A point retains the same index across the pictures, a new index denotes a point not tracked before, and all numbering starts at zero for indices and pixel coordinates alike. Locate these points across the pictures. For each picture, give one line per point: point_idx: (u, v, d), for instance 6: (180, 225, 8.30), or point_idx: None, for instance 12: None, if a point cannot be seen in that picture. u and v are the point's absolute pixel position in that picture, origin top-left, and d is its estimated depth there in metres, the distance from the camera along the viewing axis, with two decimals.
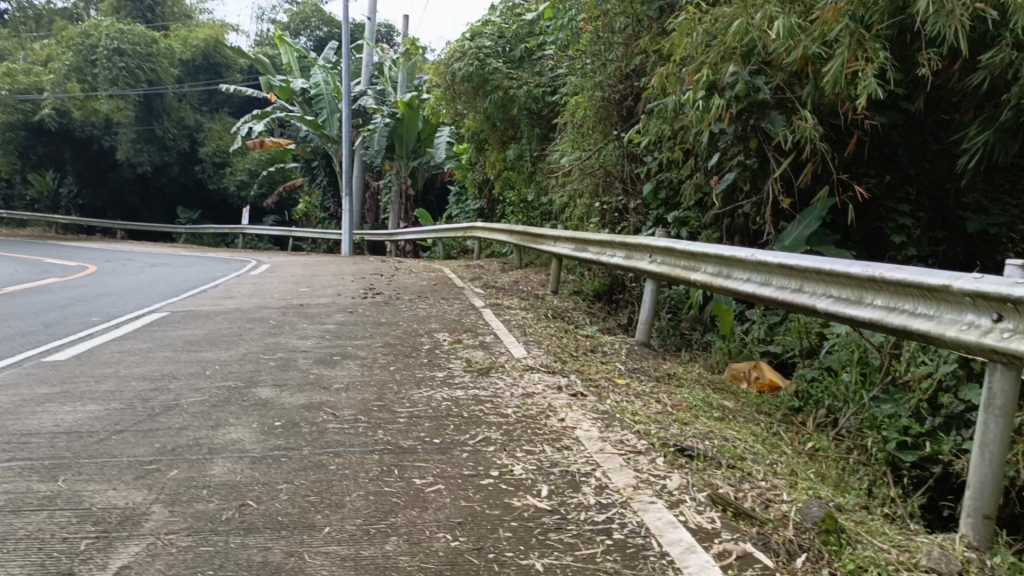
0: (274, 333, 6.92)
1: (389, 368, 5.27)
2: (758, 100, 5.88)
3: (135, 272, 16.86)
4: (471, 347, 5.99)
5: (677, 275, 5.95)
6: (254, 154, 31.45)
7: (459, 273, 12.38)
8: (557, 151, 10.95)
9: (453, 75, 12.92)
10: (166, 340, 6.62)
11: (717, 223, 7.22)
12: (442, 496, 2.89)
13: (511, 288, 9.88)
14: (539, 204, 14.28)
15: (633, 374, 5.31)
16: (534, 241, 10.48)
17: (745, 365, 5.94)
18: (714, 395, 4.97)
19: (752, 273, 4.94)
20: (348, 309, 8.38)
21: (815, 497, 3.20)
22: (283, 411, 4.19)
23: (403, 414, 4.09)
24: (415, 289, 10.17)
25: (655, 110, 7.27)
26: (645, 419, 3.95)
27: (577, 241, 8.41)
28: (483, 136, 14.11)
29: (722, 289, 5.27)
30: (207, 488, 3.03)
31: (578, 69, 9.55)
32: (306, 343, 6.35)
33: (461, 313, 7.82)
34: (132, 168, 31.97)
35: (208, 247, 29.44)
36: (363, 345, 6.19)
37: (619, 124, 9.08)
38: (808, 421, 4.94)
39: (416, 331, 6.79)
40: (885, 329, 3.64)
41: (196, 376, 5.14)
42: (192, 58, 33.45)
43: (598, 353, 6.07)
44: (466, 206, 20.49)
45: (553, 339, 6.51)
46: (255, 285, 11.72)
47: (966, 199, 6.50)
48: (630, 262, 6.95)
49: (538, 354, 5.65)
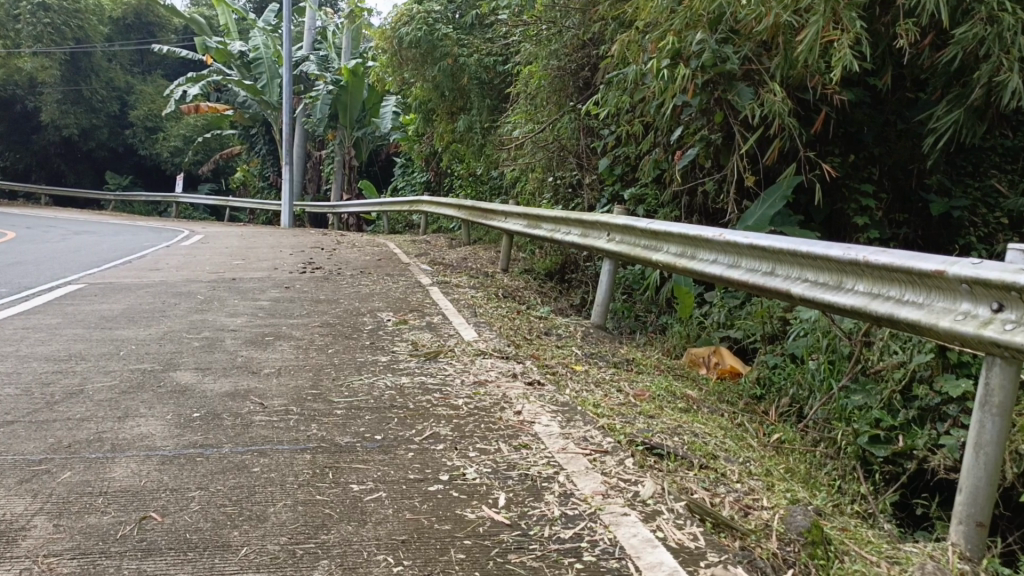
0: (202, 309, 6.38)
1: (327, 351, 4.83)
2: (725, 70, 5.55)
3: (58, 241, 15.86)
4: (417, 328, 5.57)
5: (636, 255, 5.61)
6: (190, 120, 30.15)
7: (405, 249, 11.91)
8: (508, 122, 10.53)
9: (401, 41, 12.34)
10: (80, 316, 6.03)
11: (677, 201, 6.94)
12: (383, 506, 2.51)
13: (459, 265, 9.47)
14: (488, 178, 13.85)
15: (591, 359, 4.99)
16: (483, 216, 10.08)
17: (704, 349, 5.68)
18: (675, 383, 4.68)
19: (720, 255, 4.63)
20: (285, 285, 7.86)
21: (796, 502, 2.89)
22: (204, 400, 3.73)
23: (341, 404, 3.67)
24: (357, 264, 9.67)
25: (614, 80, 6.92)
26: (607, 411, 3.61)
27: (530, 217, 8.03)
28: (430, 107, 13.59)
29: (686, 271, 4.95)
30: (103, 496, 2.59)
31: (532, 37, 9.13)
32: (237, 321, 5.84)
33: (407, 290, 7.39)
34: (58, 130, 30.34)
35: (140, 216, 28.17)
36: (298, 324, 5.72)
37: (575, 95, 8.73)
38: (771, 409, 4.70)
39: (358, 309, 6.34)
40: (868, 318, 3.32)
41: (108, 357, 4.61)
42: (124, 17, 31.83)
43: (552, 336, 5.73)
44: (412, 179, 19.89)
45: (504, 320, 6.14)
46: (186, 257, 11.04)
47: (929, 181, 6.32)
48: (586, 241, 6.61)
49: (489, 337, 5.27)
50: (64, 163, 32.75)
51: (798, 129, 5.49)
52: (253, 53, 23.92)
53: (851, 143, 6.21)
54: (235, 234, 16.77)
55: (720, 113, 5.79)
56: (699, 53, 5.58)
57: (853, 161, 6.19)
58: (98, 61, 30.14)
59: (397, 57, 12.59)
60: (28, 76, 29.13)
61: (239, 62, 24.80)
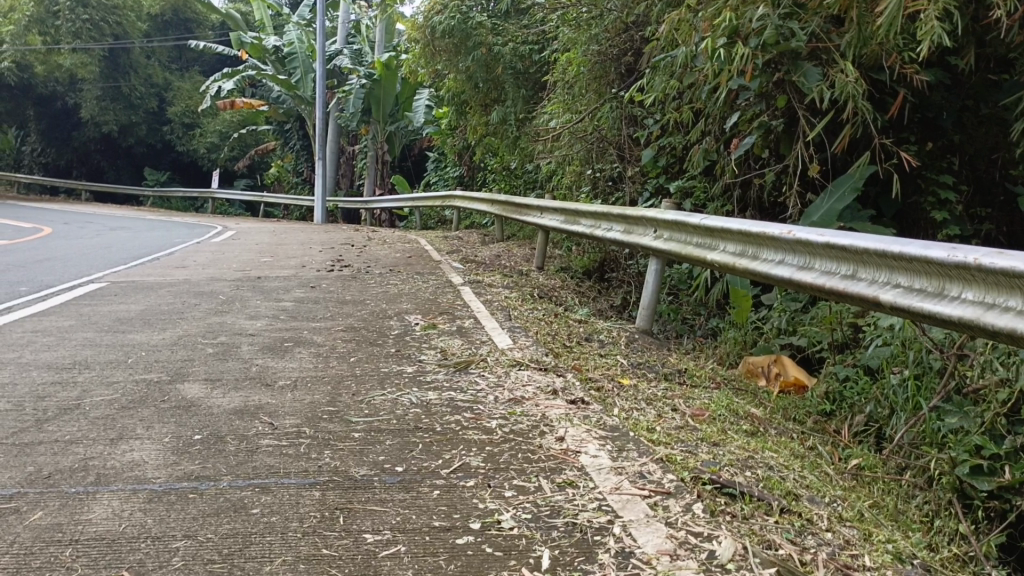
0: (220, 311, 6.00)
1: (349, 360, 4.41)
2: (790, 48, 5.03)
3: (91, 236, 15.69)
4: (447, 333, 5.12)
5: (687, 254, 5.09)
6: (225, 115, 30.13)
7: (437, 245, 11.50)
8: (545, 112, 10.03)
9: (434, 30, 11.90)
10: (93, 317, 5.67)
11: (730, 195, 6.42)
12: (402, 568, 2.06)
13: (492, 263, 9.03)
14: (523, 172, 13.38)
15: (639, 370, 4.50)
16: (518, 211, 9.63)
17: (763, 358, 5.15)
18: (736, 398, 4.18)
19: (786, 255, 4.10)
20: (310, 284, 7.47)
21: (902, 558, 2.38)
22: (208, 419, 3.30)
23: (359, 426, 3.22)
24: (387, 262, 9.27)
25: (660, 64, 6.40)
26: (664, 438, 3.14)
27: (568, 212, 7.54)
28: (463, 98, 13.14)
29: (746, 271, 4.41)
30: (71, 546, 2.18)
31: (572, 21, 8.61)
32: (257, 324, 5.44)
33: (438, 290, 6.95)
34: (96, 126, 30.51)
35: (176, 212, 28.20)
36: (321, 328, 5.31)
37: (617, 82, 8.22)
38: (844, 429, 4.22)
39: (384, 312, 5.91)
40: (982, 333, 2.79)
41: (112, 366, 4.22)
42: (161, 12, 31.90)
43: (595, 342, 5.25)
44: (445, 173, 19.49)
45: (542, 324, 5.67)
46: (213, 254, 10.74)
47: (1014, 172, 5.70)
48: (630, 238, 6.09)
49: (526, 344, 4.79)
50: (102, 158, 32.98)
51: (873, 113, 4.93)
52: (287, 48, 23.73)
53: (928, 130, 5.65)
54: (267, 229, 16.50)
55: (783, 97, 5.26)
56: (761, 30, 5.06)
57: (930, 150, 5.63)
58: (136, 57, 30.24)
59: (430, 47, 12.15)
60: (68, 73, 29.29)
61: (273, 56, 24.62)
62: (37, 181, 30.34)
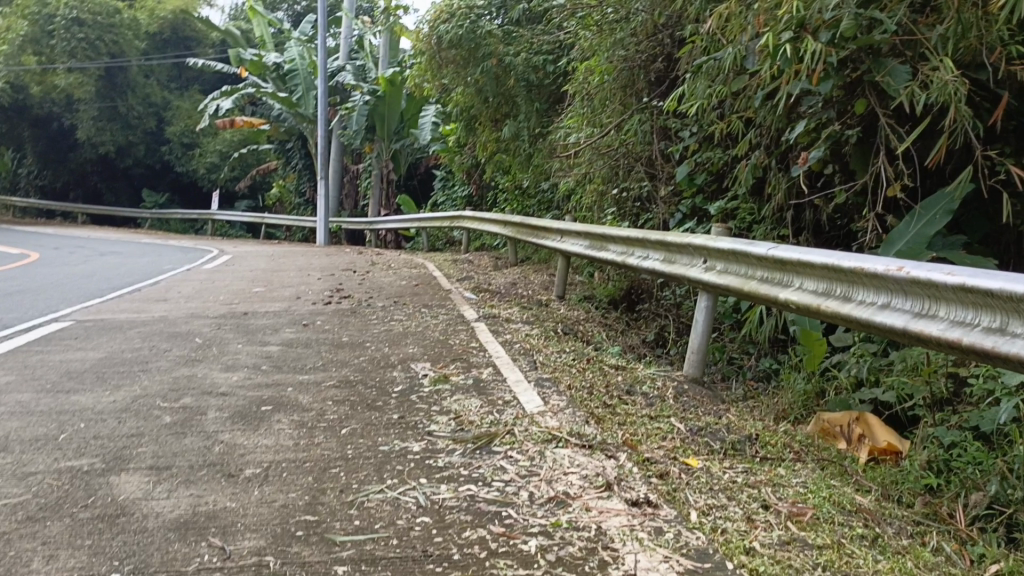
0: (193, 359, 5.15)
1: (340, 430, 3.54)
2: (873, 43, 4.13)
3: (79, 263, 14.92)
4: (460, 389, 4.24)
5: (749, 291, 4.20)
6: (227, 134, 29.49)
7: (445, 270, 10.67)
8: (562, 127, 9.22)
9: (440, 41, 11.12)
10: (41, 371, 4.82)
11: (786, 218, 5.54)
12: None
13: (507, 292, 8.16)
14: (536, 190, 12.57)
15: (701, 442, 3.60)
16: (533, 234, 8.77)
17: (842, 414, 4.23)
18: (828, 479, 3.29)
19: (894, 297, 3.19)
20: (302, 321, 6.61)
21: None
22: (136, 542, 2.43)
23: (344, 552, 2.33)
24: (392, 292, 8.42)
25: (703, 68, 5.58)
26: (773, 569, 2.25)
27: (592, 236, 6.68)
28: (471, 114, 12.33)
29: (834, 316, 3.51)
30: None
31: (594, 25, 7.80)
32: (233, 378, 4.58)
33: (448, 329, 6.07)
34: (94, 147, 29.94)
35: (175, 234, 27.48)
36: (310, 383, 4.45)
37: (646, 90, 7.38)
38: (960, 512, 3.32)
39: (386, 359, 5.03)
40: None
41: (39, 447, 3.36)
42: (161, 31, 31.29)
43: (638, 397, 4.36)
44: (453, 192, 18.69)
45: (573, 372, 4.78)
46: (202, 284, 9.91)
47: None
48: (672, 269, 5.21)
49: (559, 407, 3.90)
50: (101, 180, 32.43)
51: (975, 120, 4.04)
52: (288, 65, 23.04)
53: None
54: (265, 254, 15.66)
55: (862, 100, 4.36)
56: (835, 22, 4.19)
57: None
58: (135, 76, 29.71)
59: (435, 59, 11.38)
60: (65, 93, 28.82)
61: (274, 74, 23.99)
62: (33, 204, 29.75)
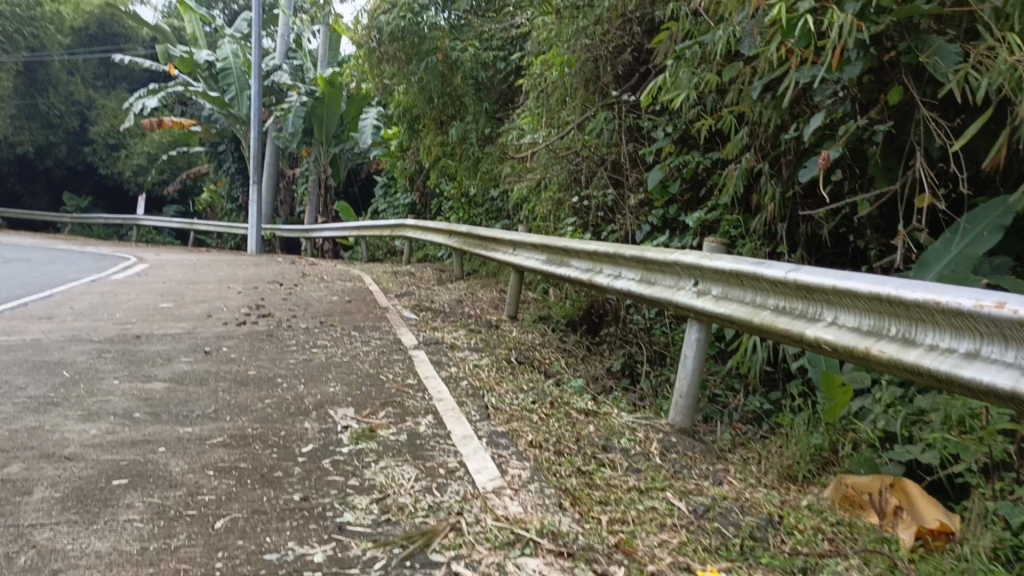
0: (49, 401, 4.01)
1: (214, 523, 2.50)
2: (913, 16, 3.29)
3: None
4: (389, 450, 3.24)
5: (762, 324, 3.31)
6: (155, 135, 27.85)
7: (384, 284, 9.61)
8: (514, 127, 8.32)
9: (380, 33, 10.09)
10: None
11: (778, 232, 4.68)
12: None
13: (452, 311, 7.17)
14: (484, 199, 11.64)
15: (716, 536, 2.65)
16: (481, 246, 7.83)
17: (871, 479, 3.24)
18: None
19: (985, 343, 2.28)
20: (203, 347, 5.50)
21: None
22: None
23: None
24: (320, 310, 7.36)
25: (686, 55, 4.75)
26: None
27: (550, 250, 5.74)
28: (414, 114, 11.34)
29: (891, 364, 2.61)
30: None
31: (552, 11, 6.94)
32: (88, 434, 3.46)
33: (380, 360, 5.04)
34: (9, 146, 27.94)
35: (98, 240, 25.68)
36: (192, 439, 3.38)
37: (613, 85, 6.55)
38: None
39: (297, 402, 3.98)
40: None
41: None
42: (86, 26, 29.50)
43: (621, 456, 3.42)
44: (395, 199, 17.62)
45: (534, 421, 3.80)
46: (102, 297, 8.66)
47: None
48: (651, 291, 4.29)
49: (520, 479, 2.93)
50: (18, 182, 30.33)
51: None
52: (221, 63, 21.73)
53: None
54: (188, 263, 14.34)
55: (896, 88, 3.58)
56: None
57: None
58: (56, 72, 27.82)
59: (374, 54, 10.34)
60: None
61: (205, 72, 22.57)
62: None
